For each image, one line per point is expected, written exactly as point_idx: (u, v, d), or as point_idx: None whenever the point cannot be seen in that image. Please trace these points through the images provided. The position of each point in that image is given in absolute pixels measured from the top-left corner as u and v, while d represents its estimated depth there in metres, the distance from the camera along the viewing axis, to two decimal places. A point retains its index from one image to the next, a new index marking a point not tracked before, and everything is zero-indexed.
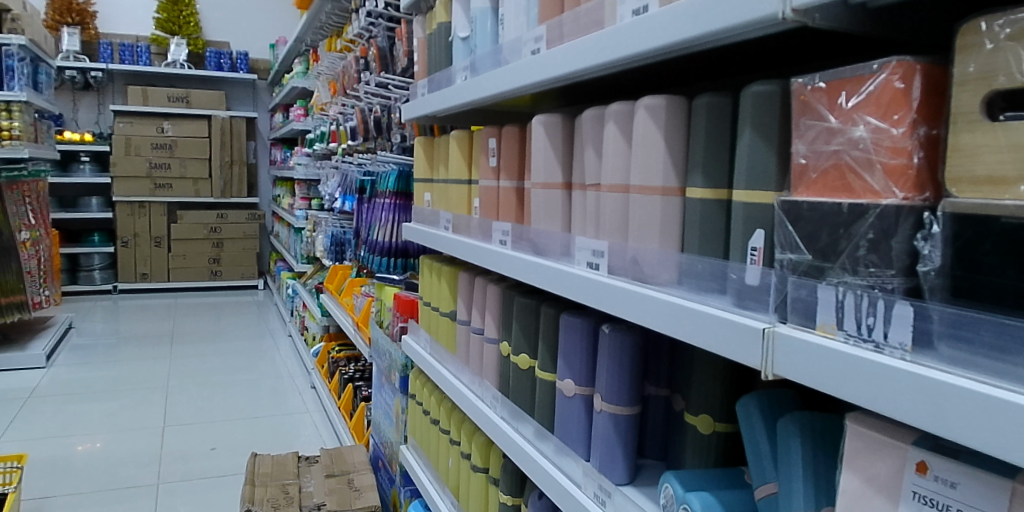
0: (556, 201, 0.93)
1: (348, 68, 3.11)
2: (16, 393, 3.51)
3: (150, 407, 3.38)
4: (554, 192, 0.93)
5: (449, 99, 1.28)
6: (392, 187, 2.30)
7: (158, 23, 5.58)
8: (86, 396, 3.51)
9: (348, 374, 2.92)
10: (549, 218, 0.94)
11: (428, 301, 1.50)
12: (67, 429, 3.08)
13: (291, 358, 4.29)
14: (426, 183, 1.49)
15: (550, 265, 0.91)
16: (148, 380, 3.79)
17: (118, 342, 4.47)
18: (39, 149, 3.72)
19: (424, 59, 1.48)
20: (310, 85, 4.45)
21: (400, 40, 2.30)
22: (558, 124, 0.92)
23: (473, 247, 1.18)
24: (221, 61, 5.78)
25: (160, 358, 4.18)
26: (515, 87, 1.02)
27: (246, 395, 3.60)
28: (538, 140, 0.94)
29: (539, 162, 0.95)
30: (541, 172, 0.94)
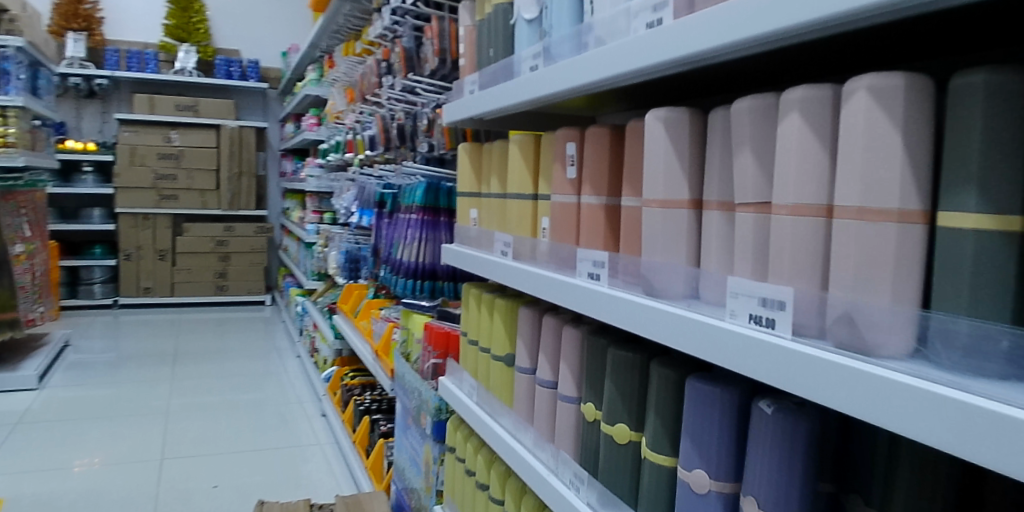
0: (676, 223, 0.69)
1: (368, 74, 2.88)
2: (6, 417, 3.27)
3: (149, 435, 3.14)
4: (673, 208, 0.69)
5: (504, 97, 1.04)
6: (419, 201, 2.06)
7: (167, 30, 5.41)
8: (80, 422, 3.26)
9: (364, 405, 2.68)
10: (664, 243, 0.69)
11: (474, 338, 1.26)
12: (56, 460, 2.84)
13: (300, 381, 4.06)
14: (474, 198, 1.26)
15: (669, 309, 0.66)
16: (147, 403, 3.55)
17: (118, 360, 4.24)
18: (36, 157, 3.52)
19: (473, 50, 1.24)
20: (324, 93, 4.25)
21: (430, 39, 2.07)
22: (684, 121, 0.68)
23: (541, 277, 0.93)
24: (231, 70, 5.60)
25: (162, 380, 3.95)
26: (606, 79, 0.79)
27: (252, 422, 3.36)
28: (653, 143, 0.70)
29: (650, 171, 0.70)
30: (655, 182, 0.70)
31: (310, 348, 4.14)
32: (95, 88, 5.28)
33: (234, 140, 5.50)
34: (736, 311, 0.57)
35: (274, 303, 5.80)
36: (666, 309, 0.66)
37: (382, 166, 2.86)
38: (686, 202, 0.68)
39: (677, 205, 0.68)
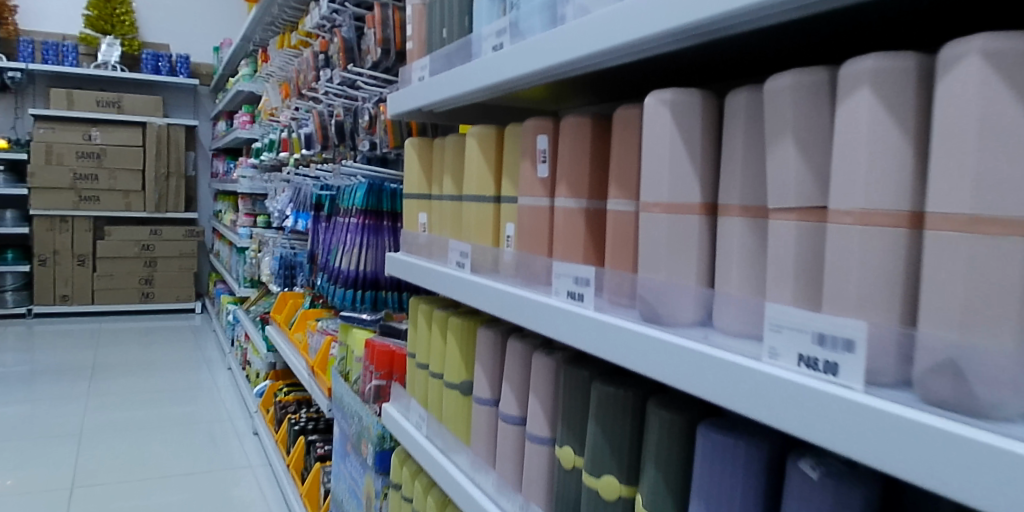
0: (684, 232, 0.55)
1: (306, 69, 2.66)
2: None
3: (58, 460, 2.82)
4: (681, 217, 0.55)
5: (459, 84, 0.88)
6: (359, 204, 1.88)
7: (88, 20, 4.96)
8: None
9: (299, 425, 2.46)
10: (668, 257, 0.56)
11: (422, 361, 1.10)
12: None
13: (232, 395, 3.77)
14: (424, 201, 1.10)
15: (677, 340, 0.52)
16: (59, 424, 3.21)
17: (29, 374, 3.85)
18: None
19: (421, 31, 1.08)
20: (258, 89, 3.98)
21: (372, 28, 1.90)
22: (695, 106, 0.54)
23: (504, 295, 0.78)
24: (159, 64, 5.24)
25: (77, 396, 3.59)
26: (592, 64, 0.66)
27: (176, 441, 3.08)
28: (655, 132, 0.56)
29: (651, 168, 0.56)
30: (655, 181, 0.56)
31: (241, 359, 3.86)
32: (7, 81, 4.84)
33: (162, 139, 5.11)
34: (778, 350, 0.43)
35: (205, 311, 5.44)
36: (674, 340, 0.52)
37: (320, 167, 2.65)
38: (695, 207, 0.55)
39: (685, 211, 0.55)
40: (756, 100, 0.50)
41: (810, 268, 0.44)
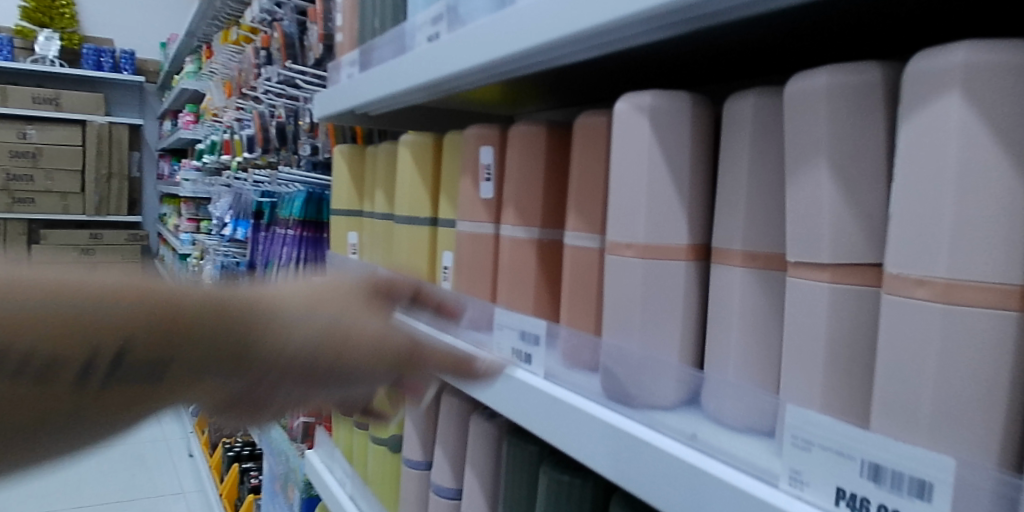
0: (662, 283, 0.41)
1: (248, 68, 2.44)
2: None
3: None
4: (659, 265, 0.41)
5: (391, 83, 0.73)
6: (297, 214, 1.70)
7: (24, 13, 4.56)
8: None
9: (233, 452, 2.23)
10: (644, 315, 0.42)
11: None
12: None
13: None
14: (356, 219, 0.94)
15: (653, 435, 0.38)
16: None
17: None
18: None
19: (353, 19, 0.92)
20: (203, 87, 3.73)
21: (315, 22, 1.72)
22: (686, 118, 0.41)
23: (435, 343, 0.63)
24: (102, 61, 4.82)
25: None
26: (550, 59, 0.51)
27: (100, 461, 2.75)
28: (628, 150, 0.42)
29: (622, 195, 0.43)
30: (626, 212, 0.42)
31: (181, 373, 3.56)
32: None
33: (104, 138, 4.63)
34: (805, 476, 0.29)
35: None
36: (650, 434, 0.38)
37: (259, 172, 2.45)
38: (679, 251, 0.41)
39: (666, 256, 0.41)
40: (768, 108, 0.36)
41: (847, 353, 0.31)
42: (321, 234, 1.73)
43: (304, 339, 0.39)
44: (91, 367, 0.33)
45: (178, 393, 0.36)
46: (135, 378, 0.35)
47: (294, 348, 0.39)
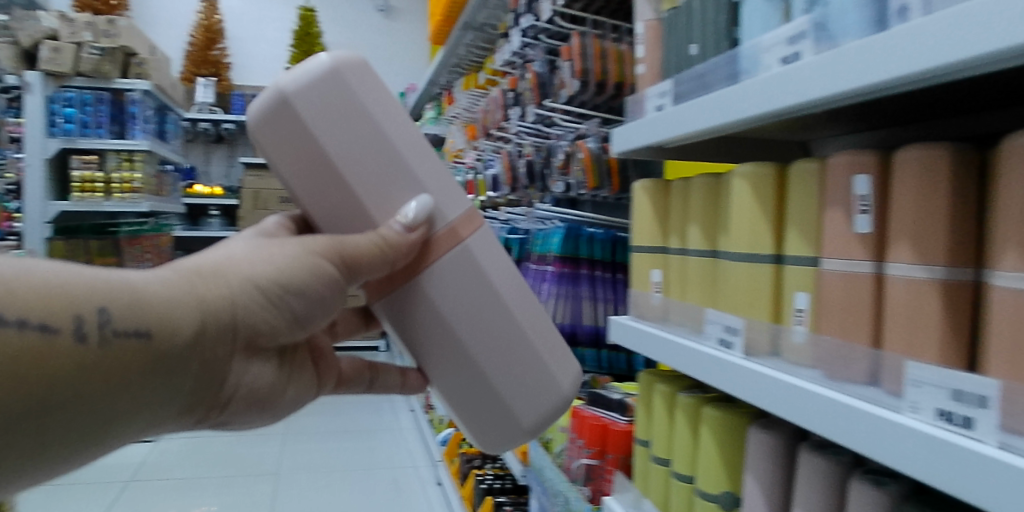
0: (523, 330, 0.75)
1: (480, 111, 2.70)
2: (117, 470, 3.07)
3: (260, 483, 2.90)
4: (555, 354, 0.78)
5: (719, 114, 0.72)
6: (556, 250, 1.71)
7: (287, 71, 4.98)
8: (192, 467, 3.09)
9: (486, 484, 2.25)
10: (485, 356, 0.74)
11: (658, 454, 0.88)
12: (163, 506, 2.67)
13: (412, 431, 3.77)
14: (656, 253, 0.90)
15: None
16: (255, 451, 3.33)
17: None
18: (160, 202, 3.69)
19: (656, 52, 0.95)
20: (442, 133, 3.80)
21: (568, 59, 1.76)
22: (316, 102, 0.69)
23: (804, 392, 0.58)
24: None
25: (273, 430, 3.70)
26: (961, 71, 0.46)
27: (363, 480, 3.01)
28: (307, 140, 0.70)
29: (309, 184, 0.71)
30: (329, 205, 0.71)
31: (426, 403, 3.82)
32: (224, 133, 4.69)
33: None
34: None
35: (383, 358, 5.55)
36: None
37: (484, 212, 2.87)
38: (437, 245, 0.72)
39: (435, 252, 0.73)
40: None
41: None
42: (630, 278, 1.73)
43: (264, 291, 0.62)
44: (90, 331, 0.51)
45: (166, 358, 0.56)
46: (115, 348, 0.52)
47: (260, 301, 0.62)
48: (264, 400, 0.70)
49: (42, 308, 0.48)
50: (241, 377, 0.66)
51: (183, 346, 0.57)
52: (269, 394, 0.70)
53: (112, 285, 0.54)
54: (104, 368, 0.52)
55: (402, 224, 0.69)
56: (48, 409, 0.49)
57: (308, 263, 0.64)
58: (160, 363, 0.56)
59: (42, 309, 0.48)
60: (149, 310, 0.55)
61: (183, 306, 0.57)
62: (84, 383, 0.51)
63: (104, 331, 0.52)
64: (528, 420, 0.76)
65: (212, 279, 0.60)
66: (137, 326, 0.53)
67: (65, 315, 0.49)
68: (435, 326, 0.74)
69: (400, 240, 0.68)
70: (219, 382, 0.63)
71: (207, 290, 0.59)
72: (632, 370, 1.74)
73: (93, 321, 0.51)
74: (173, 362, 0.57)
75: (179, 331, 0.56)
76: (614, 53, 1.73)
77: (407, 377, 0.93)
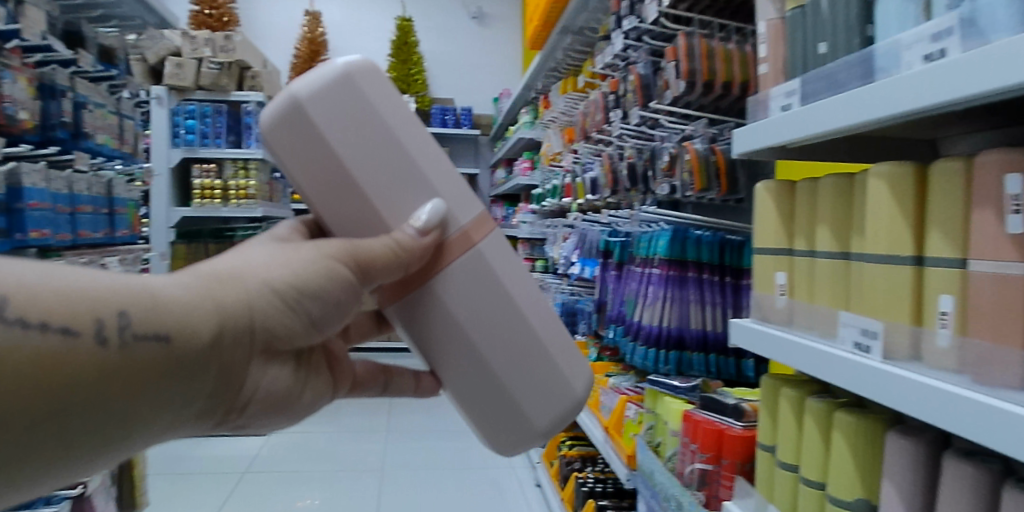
0: (541, 337, 0.86)
1: (579, 116, 2.73)
2: (239, 461, 3.31)
3: (366, 479, 3.05)
4: (568, 358, 0.88)
5: (850, 115, 0.71)
6: (663, 253, 1.71)
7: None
8: (304, 462, 3.28)
9: (587, 487, 2.26)
10: (500, 358, 0.85)
11: (783, 459, 0.87)
12: (280, 497, 2.86)
13: None
14: (781, 255, 0.89)
15: None
16: (360, 447, 3.50)
17: (339, 406, 4.32)
18: (273, 208, 4.01)
19: (781, 52, 0.94)
20: (538, 136, 3.85)
21: (673, 61, 1.75)
22: (331, 110, 0.80)
23: (951, 397, 0.56)
24: (446, 117, 5.25)
25: (377, 428, 3.87)
26: None
27: (463, 479, 3.09)
28: (324, 145, 0.80)
29: (322, 185, 0.82)
30: (340, 210, 0.82)
31: None
32: None
33: None
34: None
35: None
36: None
37: (582, 215, 2.87)
38: (453, 250, 0.82)
39: (451, 255, 0.83)
40: None
41: None
42: (741, 281, 1.67)
43: (281, 296, 0.68)
44: (113, 333, 0.56)
45: (183, 360, 0.61)
46: (133, 350, 0.57)
47: (276, 304, 0.68)
48: (283, 402, 0.75)
49: (65, 315, 0.54)
50: (259, 379, 0.71)
51: (197, 349, 0.62)
52: (287, 396, 0.76)
53: (133, 292, 0.59)
54: (123, 369, 0.58)
55: (416, 225, 0.78)
56: (71, 404, 0.54)
57: (322, 266, 0.70)
58: (177, 364, 0.61)
59: (64, 314, 0.54)
60: (168, 315, 0.60)
61: (197, 312, 0.62)
62: (105, 381, 0.57)
63: (124, 334, 0.57)
64: (543, 422, 0.88)
65: (233, 285, 0.66)
66: (157, 330, 0.59)
67: (85, 321, 0.55)
68: (447, 326, 0.84)
69: (414, 242, 0.78)
70: (237, 385, 0.68)
71: (225, 295, 0.65)
72: (742, 375, 1.69)
73: (113, 326, 0.56)
74: (189, 364, 0.62)
75: (196, 334, 0.62)
76: (721, 53, 1.70)
77: (420, 381, 0.97)
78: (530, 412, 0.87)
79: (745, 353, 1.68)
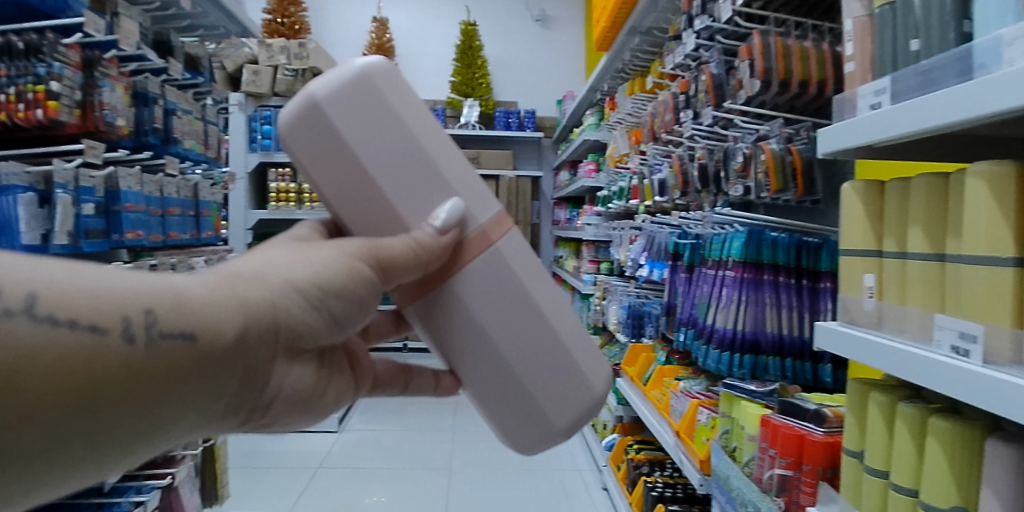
0: (559, 335, 0.89)
1: (647, 116, 2.72)
2: (311, 458, 3.44)
3: (432, 479, 3.11)
4: (586, 357, 0.91)
5: (945, 114, 0.69)
6: (737, 255, 1.68)
7: (454, 86, 5.32)
8: (372, 460, 3.37)
9: (656, 491, 2.23)
10: (519, 357, 0.88)
11: (872, 465, 0.85)
12: (349, 494, 2.94)
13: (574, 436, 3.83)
14: (868, 258, 0.88)
15: None
16: (426, 447, 3.57)
17: (406, 406, 4.41)
18: None
19: (868, 52, 0.93)
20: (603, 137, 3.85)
21: (747, 60, 1.72)
22: (350, 111, 0.84)
23: None
24: (511, 120, 5.30)
25: (443, 429, 3.93)
26: None
27: (528, 481, 3.11)
28: (344, 147, 0.85)
29: (342, 185, 0.86)
30: (359, 210, 0.86)
31: None
32: None
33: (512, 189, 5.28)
34: None
35: None
36: None
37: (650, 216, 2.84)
38: (472, 249, 0.86)
39: (469, 254, 0.86)
40: None
41: None
42: (818, 284, 1.63)
43: (302, 294, 0.70)
44: (136, 331, 0.58)
45: (208, 357, 0.62)
46: (159, 348, 0.59)
47: (297, 303, 0.70)
48: (307, 400, 0.76)
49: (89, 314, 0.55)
50: (284, 378, 0.72)
51: (221, 347, 0.63)
52: (310, 395, 0.77)
53: (156, 292, 0.61)
54: (149, 368, 0.59)
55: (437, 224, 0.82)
56: (98, 402, 0.56)
57: (344, 265, 0.73)
58: (202, 362, 0.62)
59: (92, 314, 0.55)
60: (191, 314, 0.61)
61: (220, 311, 0.64)
62: (132, 380, 0.58)
63: (148, 331, 0.58)
64: (564, 423, 0.90)
65: (253, 286, 0.68)
66: (182, 327, 0.60)
67: (109, 321, 0.56)
68: (465, 325, 0.88)
69: (434, 241, 0.82)
70: (261, 383, 0.69)
71: (247, 294, 0.67)
72: (820, 382, 1.63)
73: (137, 325, 0.58)
74: (213, 362, 0.63)
75: (220, 332, 0.63)
76: (798, 51, 1.66)
77: (441, 380, 0.99)
78: (550, 412, 0.90)
79: (823, 358, 1.63)
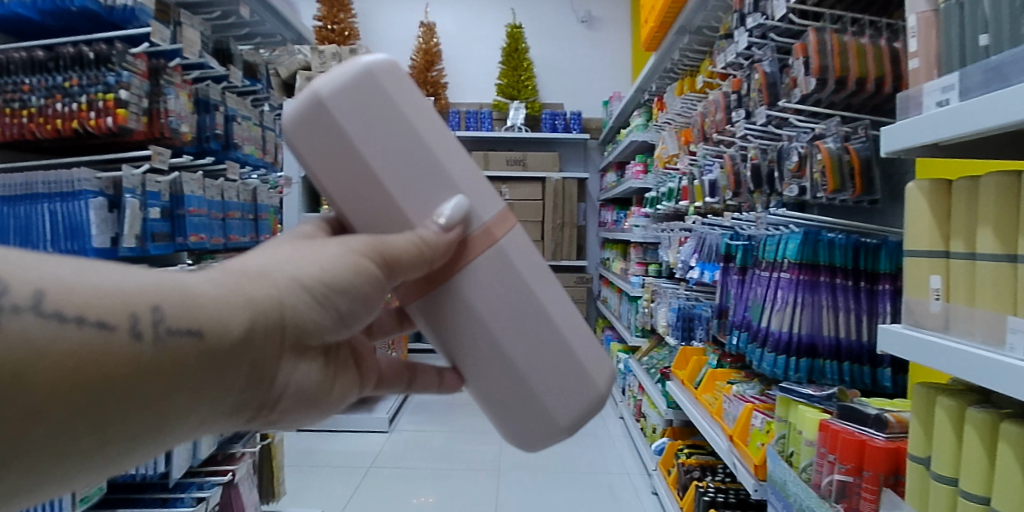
0: (563, 331, 0.90)
1: (697, 116, 2.69)
2: (362, 458, 3.51)
3: (480, 481, 3.13)
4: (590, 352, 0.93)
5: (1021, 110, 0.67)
6: (794, 256, 1.65)
7: (500, 90, 5.37)
8: (420, 462, 3.42)
9: (708, 496, 2.20)
10: (523, 354, 0.89)
11: (939, 471, 0.83)
12: (398, 494, 2.99)
13: (622, 439, 3.80)
14: (936, 258, 0.85)
15: None
16: (474, 449, 3.60)
17: (454, 408, 4.46)
18: None
19: (933, 47, 0.90)
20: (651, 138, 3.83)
21: (802, 57, 1.69)
22: (357, 110, 0.86)
23: None
24: (557, 122, 5.33)
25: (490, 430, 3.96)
26: None
27: (576, 485, 3.10)
28: (350, 146, 0.87)
29: (348, 183, 0.88)
30: (365, 207, 0.88)
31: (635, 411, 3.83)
32: None
33: (557, 192, 5.30)
34: None
35: None
36: None
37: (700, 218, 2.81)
38: (476, 246, 0.88)
39: (473, 252, 0.88)
40: None
41: None
42: (876, 286, 1.58)
43: (309, 291, 0.71)
44: (143, 328, 0.58)
45: (215, 354, 0.63)
46: (167, 345, 0.59)
47: (305, 300, 0.71)
48: (311, 397, 0.77)
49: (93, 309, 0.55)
50: (291, 375, 0.73)
51: (226, 344, 0.64)
52: (315, 392, 0.78)
53: (165, 289, 0.61)
54: (156, 365, 0.59)
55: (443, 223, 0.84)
56: (104, 399, 0.56)
57: (350, 263, 0.74)
58: (209, 359, 0.63)
59: (100, 311, 0.56)
60: (199, 312, 0.62)
61: (225, 309, 0.64)
62: (139, 377, 0.59)
63: (155, 328, 0.58)
64: (565, 415, 0.92)
65: (261, 284, 0.68)
66: (189, 325, 0.60)
67: (113, 316, 0.56)
68: (471, 323, 0.89)
69: (440, 239, 0.84)
70: (268, 381, 0.70)
71: (256, 291, 0.67)
72: (878, 385, 1.60)
73: (144, 322, 0.58)
74: (219, 359, 0.64)
75: (227, 329, 0.64)
76: (855, 48, 1.62)
77: (444, 377, 0.98)
78: (553, 408, 0.91)
79: (881, 361, 1.59)
